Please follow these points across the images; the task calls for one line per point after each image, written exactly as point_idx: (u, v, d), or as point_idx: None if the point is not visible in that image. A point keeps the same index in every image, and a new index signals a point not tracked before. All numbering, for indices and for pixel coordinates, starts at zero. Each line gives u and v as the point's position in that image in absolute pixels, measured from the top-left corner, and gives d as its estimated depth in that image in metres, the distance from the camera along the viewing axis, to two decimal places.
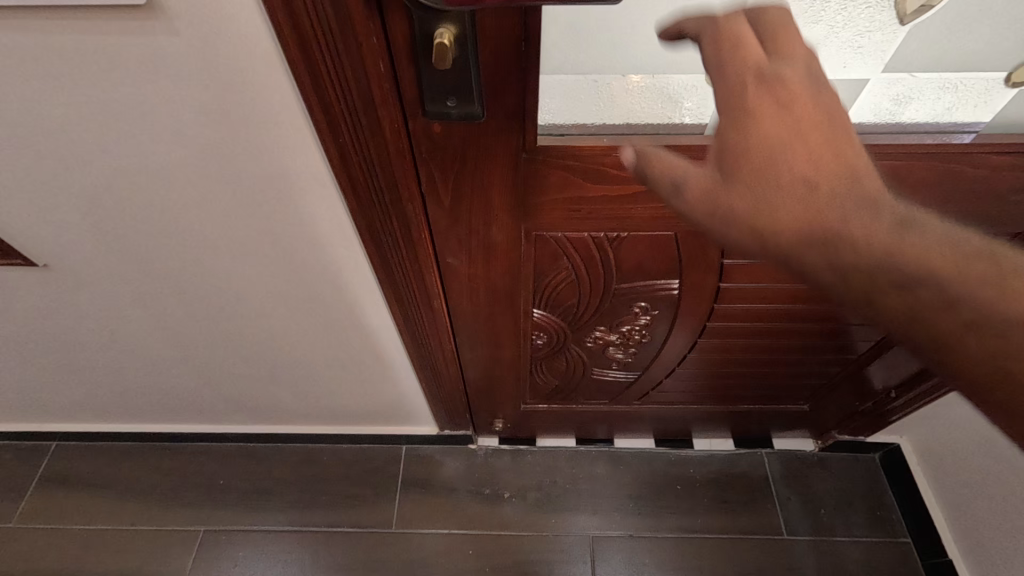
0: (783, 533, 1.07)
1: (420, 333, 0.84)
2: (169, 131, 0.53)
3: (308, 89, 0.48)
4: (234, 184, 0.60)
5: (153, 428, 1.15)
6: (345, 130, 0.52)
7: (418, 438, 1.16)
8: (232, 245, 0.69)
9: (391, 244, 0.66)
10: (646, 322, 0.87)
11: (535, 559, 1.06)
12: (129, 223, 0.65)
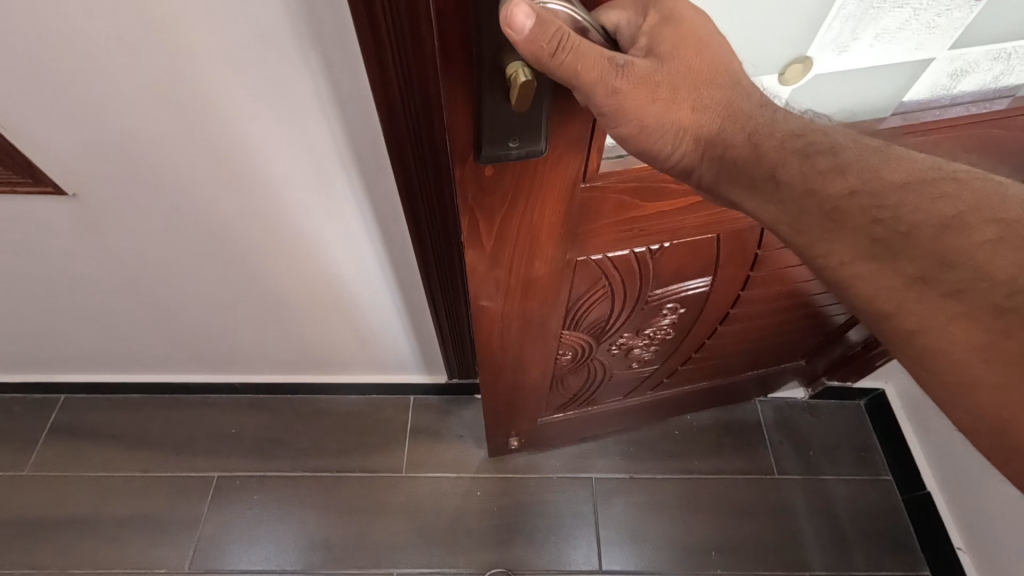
0: (774, 473, 1.13)
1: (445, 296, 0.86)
2: (234, 108, 0.54)
3: (373, 70, 0.49)
4: (286, 158, 0.61)
5: (160, 380, 1.16)
6: (400, 106, 0.52)
7: (425, 388, 1.19)
8: (272, 216, 0.70)
9: (427, 213, 0.67)
10: (671, 322, 0.85)
11: (541, 501, 1.10)
12: (171, 193, 0.66)
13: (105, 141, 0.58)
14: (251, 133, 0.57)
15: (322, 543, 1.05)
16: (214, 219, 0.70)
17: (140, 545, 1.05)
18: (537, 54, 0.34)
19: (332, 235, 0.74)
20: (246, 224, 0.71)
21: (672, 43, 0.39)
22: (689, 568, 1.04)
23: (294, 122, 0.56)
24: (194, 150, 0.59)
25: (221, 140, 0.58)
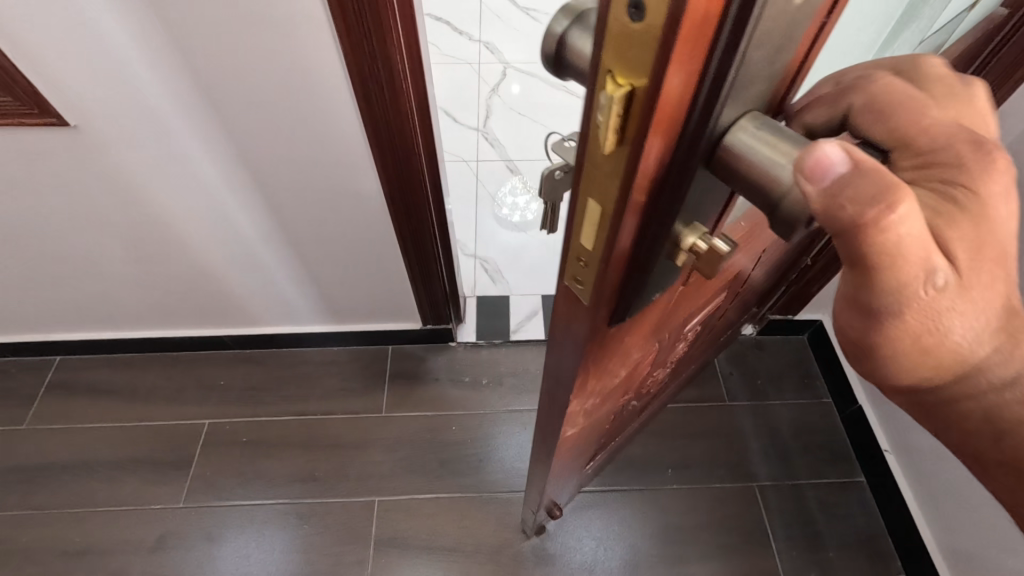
0: (725, 400, 1.23)
1: (415, 232, 0.97)
2: (213, 40, 0.65)
3: (334, 5, 0.60)
4: (259, 90, 0.71)
5: (151, 336, 1.24)
6: (359, 38, 0.63)
7: (403, 338, 1.28)
8: (251, 147, 0.80)
9: (391, 147, 0.79)
10: (695, 335, 0.79)
11: (511, 432, 1.19)
12: (158, 123, 0.75)
13: (101, 64, 0.67)
14: (223, 51, 0.66)
15: (308, 476, 1.13)
16: (199, 148, 0.80)
17: (136, 484, 1.12)
18: (828, 211, 0.27)
19: (304, 163, 0.83)
20: (228, 151, 0.80)
21: (965, 245, 0.31)
22: (647, 484, 1.13)
23: (263, 40, 0.65)
24: (179, 71, 0.69)
25: (202, 70, 0.68)
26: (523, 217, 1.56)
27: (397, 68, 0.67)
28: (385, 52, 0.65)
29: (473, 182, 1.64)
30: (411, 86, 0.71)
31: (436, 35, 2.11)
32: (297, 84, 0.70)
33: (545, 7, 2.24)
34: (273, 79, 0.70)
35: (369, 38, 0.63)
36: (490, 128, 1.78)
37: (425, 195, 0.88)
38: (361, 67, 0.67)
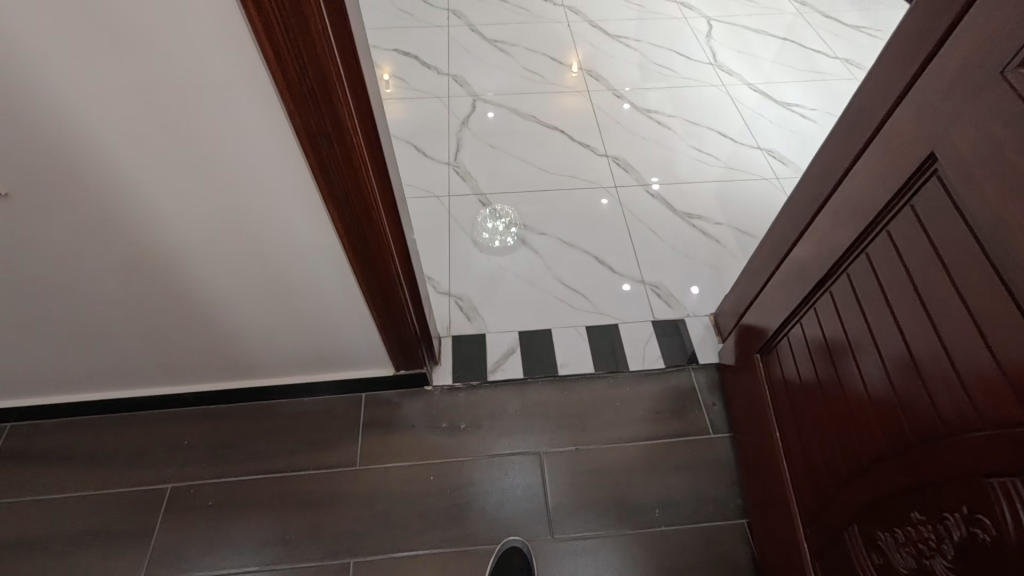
0: (709, 432, 1.21)
1: (381, 281, 0.94)
2: (142, 100, 0.62)
3: (270, 59, 0.57)
4: (198, 147, 0.68)
5: (107, 397, 1.18)
6: (298, 91, 0.60)
7: (375, 384, 1.24)
8: (197, 206, 0.77)
9: (348, 206, 0.77)
10: (935, 504, 0.65)
11: (489, 479, 1.15)
12: (94, 184, 0.72)
13: (28, 130, 0.63)
14: (159, 105, 0.62)
15: (280, 539, 1.07)
16: (148, 205, 0.76)
17: (92, 558, 1.05)
18: None
19: (258, 212, 0.79)
20: (178, 207, 0.76)
21: None
22: (636, 526, 1.09)
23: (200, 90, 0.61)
24: (113, 126, 0.64)
25: (136, 131, 0.65)
26: (504, 240, 1.55)
27: (346, 93, 0.63)
28: (336, 80, 0.60)
29: (445, 218, 1.61)
30: (360, 108, 0.67)
31: (403, 71, 2.11)
32: (244, 129, 0.66)
33: (512, 39, 2.26)
34: (217, 129, 0.65)
35: (312, 70, 0.58)
36: (461, 163, 1.76)
37: (386, 225, 0.84)
38: (310, 100, 0.61)
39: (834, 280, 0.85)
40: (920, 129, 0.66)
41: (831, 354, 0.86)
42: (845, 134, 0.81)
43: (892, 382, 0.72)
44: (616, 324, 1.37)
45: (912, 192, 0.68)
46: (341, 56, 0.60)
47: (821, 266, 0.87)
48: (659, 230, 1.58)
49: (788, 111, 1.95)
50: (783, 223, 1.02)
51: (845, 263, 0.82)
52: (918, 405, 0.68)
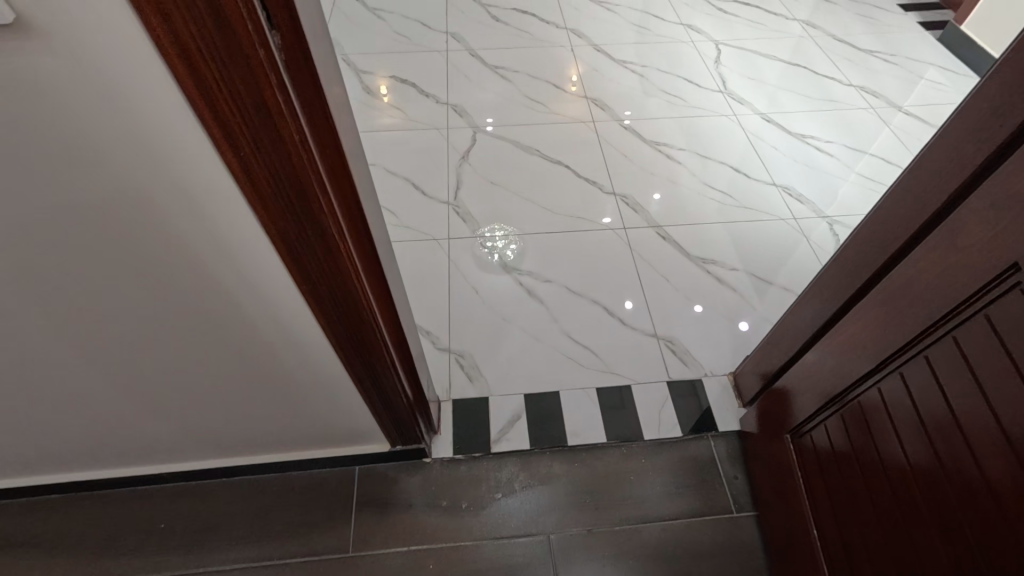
0: (732, 510, 1.12)
1: (375, 370, 0.85)
2: (86, 222, 0.51)
3: (241, 179, 0.47)
4: (158, 262, 0.58)
5: (75, 477, 1.08)
6: (279, 209, 0.51)
7: (369, 458, 1.14)
8: (160, 312, 0.67)
9: (337, 310, 0.68)
10: None
11: (494, 567, 1.05)
12: (37, 297, 0.61)
13: None
14: (110, 226, 0.52)
15: None
16: (105, 311, 0.66)
17: None
18: None
19: (241, 320, 0.69)
20: (146, 315, 0.67)
21: None
22: None
23: (159, 214, 0.51)
24: (58, 250, 0.54)
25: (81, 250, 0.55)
26: (504, 256, 1.53)
27: (335, 193, 0.54)
28: (325, 186, 0.51)
29: (444, 262, 1.52)
30: (353, 203, 0.59)
31: (400, 100, 2.02)
32: (219, 248, 0.57)
33: (513, 65, 2.17)
34: (186, 248, 0.56)
35: (296, 187, 0.49)
36: (461, 202, 1.67)
37: (383, 309, 0.76)
38: (296, 215, 0.52)
39: (881, 373, 0.78)
40: (1005, 236, 0.57)
41: (866, 418, 0.82)
42: (899, 217, 0.73)
43: (970, 510, 0.65)
44: (629, 386, 1.28)
45: (987, 301, 0.61)
46: (329, 156, 0.51)
47: (871, 358, 0.79)
48: (671, 277, 1.49)
49: (803, 143, 1.86)
50: (816, 288, 0.94)
51: (900, 361, 0.74)
52: (1006, 548, 0.60)
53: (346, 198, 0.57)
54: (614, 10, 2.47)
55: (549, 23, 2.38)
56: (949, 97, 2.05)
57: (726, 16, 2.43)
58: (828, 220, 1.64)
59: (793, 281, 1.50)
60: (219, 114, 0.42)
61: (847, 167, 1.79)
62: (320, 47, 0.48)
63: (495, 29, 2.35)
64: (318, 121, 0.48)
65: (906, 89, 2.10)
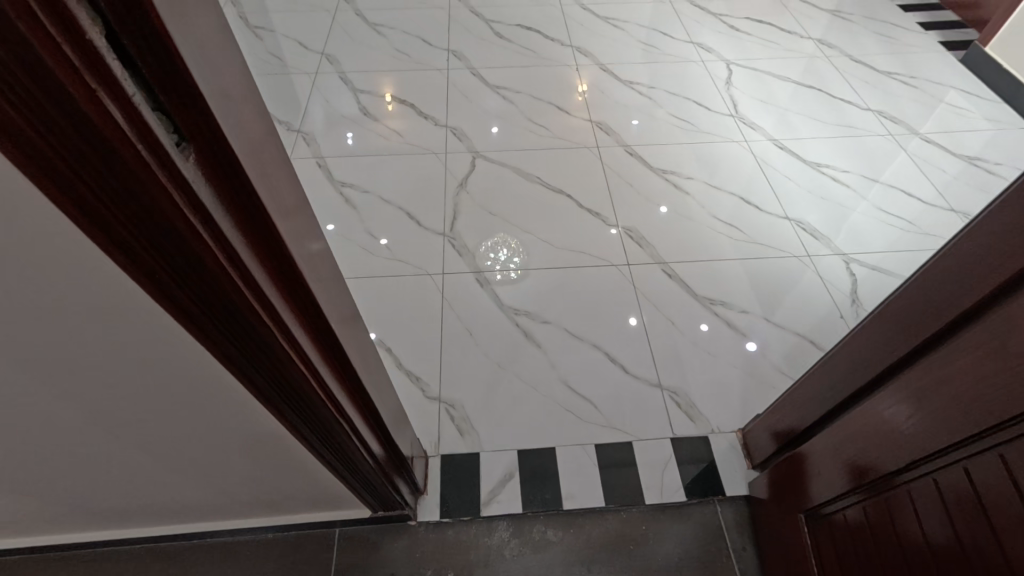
0: None
1: (348, 458, 0.76)
2: None
3: (157, 300, 0.39)
4: (81, 399, 0.50)
5: (35, 545, 1.01)
6: (209, 328, 0.42)
7: (350, 521, 1.07)
8: (93, 438, 0.58)
9: (294, 413, 0.59)
10: None
11: None
12: None
13: None
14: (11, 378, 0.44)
15: None
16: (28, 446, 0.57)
17: None
18: None
19: (190, 431, 0.61)
20: (80, 439, 0.58)
21: None
22: None
23: (69, 351, 0.42)
24: None
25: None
26: (506, 274, 1.50)
27: (281, 300, 0.46)
28: (262, 299, 0.42)
29: (438, 299, 1.45)
30: (309, 303, 0.50)
31: (398, 122, 1.96)
32: (152, 373, 0.48)
33: (515, 85, 2.10)
34: (112, 383, 0.48)
35: (221, 306, 0.40)
36: (457, 234, 1.60)
37: (352, 394, 0.67)
38: (230, 333, 0.43)
39: (912, 472, 0.69)
40: None
41: (889, 504, 0.74)
42: (942, 301, 0.64)
43: None
44: (630, 442, 1.20)
45: None
46: (269, 261, 0.43)
47: (900, 455, 0.70)
48: (677, 320, 1.41)
49: (818, 173, 1.77)
50: (847, 359, 0.85)
51: (933, 464, 0.65)
52: None
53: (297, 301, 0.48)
54: (622, 27, 2.39)
55: (554, 41, 2.30)
56: (973, 123, 1.95)
57: (738, 34, 2.34)
58: (845, 258, 1.54)
59: (807, 326, 1.41)
60: (116, 241, 0.33)
61: (864, 200, 1.70)
62: (260, 140, 0.39)
63: (498, 46, 2.28)
64: (252, 228, 0.39)
65: (926, 113, 2.00)
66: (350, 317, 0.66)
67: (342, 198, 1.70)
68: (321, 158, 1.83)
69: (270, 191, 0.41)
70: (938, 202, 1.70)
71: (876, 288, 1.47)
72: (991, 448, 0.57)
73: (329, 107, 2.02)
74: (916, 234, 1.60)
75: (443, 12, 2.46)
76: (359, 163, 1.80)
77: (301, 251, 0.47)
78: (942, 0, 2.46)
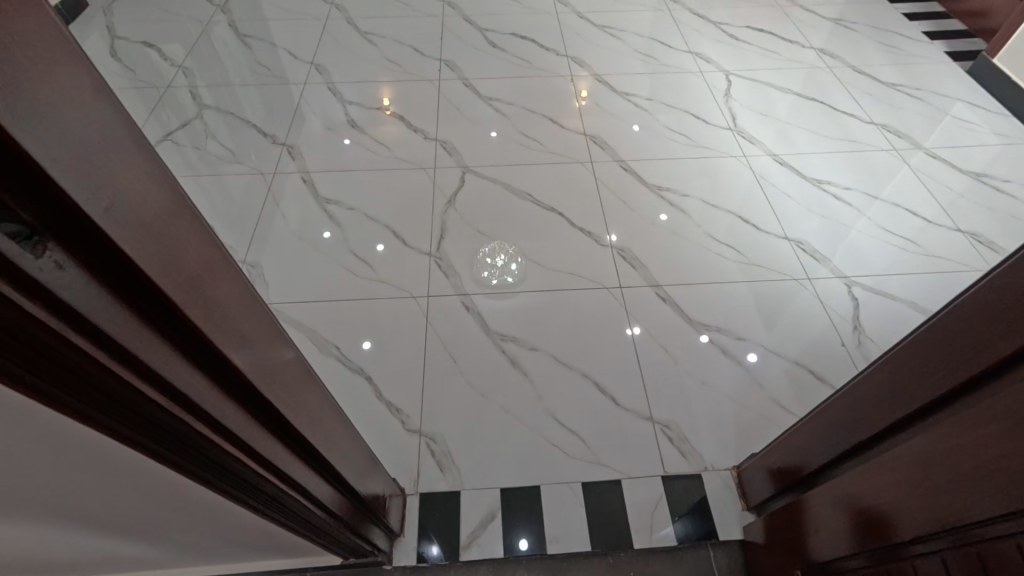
0: None
1: (304, 517, 0.70)
2: None
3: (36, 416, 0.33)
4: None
5: None
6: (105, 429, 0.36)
7: (320, 567, 1.01)
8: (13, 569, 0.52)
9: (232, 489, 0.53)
10: None
11: None
12: None
13: None
14: None
15: None
16: None
17: None
18: None
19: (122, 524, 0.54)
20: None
21: None
22: None
23: None
24: None
25: None
26: (503, 279, 1.49)
27: (195, 376, 0.40)
28: (163, 382, 0.37)
29: (422, 323, 1.39)
30: (236, 369, 0.44)
31: (387, 136, 1.91)
32: (58, 485, 0.41)
33: (508, 97, 2.05)
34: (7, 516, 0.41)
35: (114, 400, 0.34)
36: (444, 254, 1.55)
37: (304, 449, 0.62)
38: (142, 425, 0.38)
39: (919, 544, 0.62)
40: None
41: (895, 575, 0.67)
42: (950, 360, 0.58)
43: None
44: (618, 480, 1.14)
45: None
46: (169, 338, 0.37)
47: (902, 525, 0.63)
48: (670, 347, 1.35)
49: (820, 190, 1.71)
50: (849, 405, 0.79)
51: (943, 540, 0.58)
52: None
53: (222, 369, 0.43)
54: (619, 36, 2.34)
55: (549, 51, 2.25)
56: (981, 137, 1.89)
57: (738, 43, 2.29)
58: (847, 281, 1.48)
59: (806, 355, 1.34)
60: None
61: (867, 219, 1.64)
62: (150, 196, 0.34)
63: (492, 56, 2.23)
64: (149, 303, 0.34)
65: (932, 127, 1.94)
66: (295, 365, 0.61)
67: (327, 216, 1.65)
68: (307, 173, 1.79)
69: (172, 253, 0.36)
70: (944, 221, 1.64)
71: (880, 314, 1.41)
72: (1009, 535, 0.51)
73: (318, 120, 1.98)
74: (921, 255, 1.54)
75: (437, 21, 2.41)
76: (346, 179, 1.75)
77: (220, 313, 0.42)
78: (948, 9, 2.39)
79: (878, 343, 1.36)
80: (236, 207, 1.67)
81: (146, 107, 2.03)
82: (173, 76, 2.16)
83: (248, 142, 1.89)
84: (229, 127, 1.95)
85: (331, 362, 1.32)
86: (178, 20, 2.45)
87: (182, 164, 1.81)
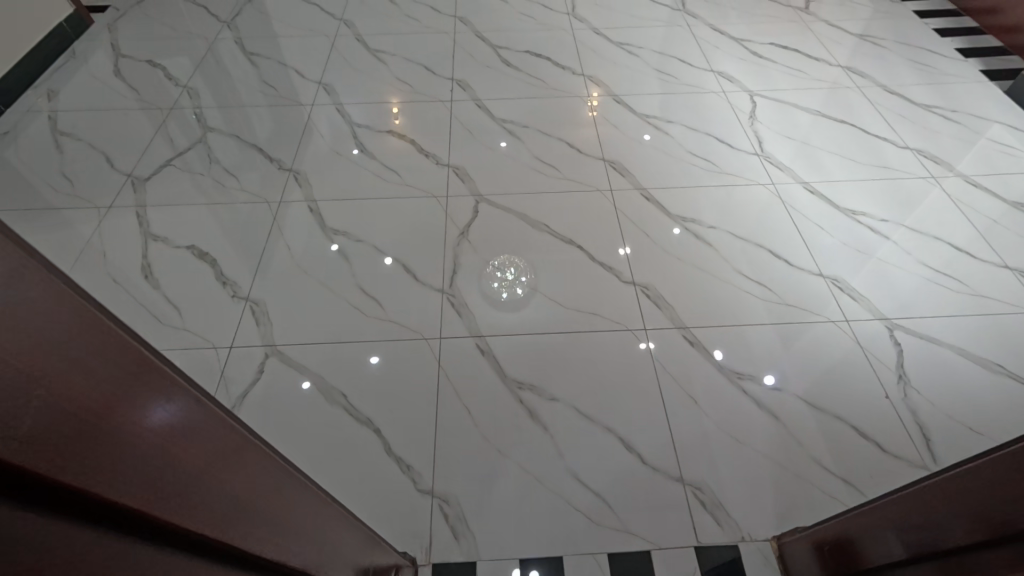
0: None
1: None
2: None
3: None
4: None
5: None
6: None
7: None
8: None
9: None
10: None
11: None
12: None
13: None
14: None
15: None
16: None
17: None
18: None
19: None
20: None
21: None
22: None
23: None
24: None
25: None
26: (512, 292, 1.46)
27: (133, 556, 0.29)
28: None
29: (434, 368, 1.31)
30: (184, 509, 0.34)
31: (397, 161, 1.83)
32: None
33: (523, 119, 1.97)
34: None
35: None
36: (457, 290, 1.46)
37: (301, 560, 0.54)
38: None
39: None
40: None
41: None
42: None
43: None
44: (647, 552, 1.06)
45: None
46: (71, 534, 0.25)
47: None
48: (699, 398, 1.26)
49: (853, 221, 1.62)
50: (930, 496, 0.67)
51: None
52: None
53: (183, 530, 0.33)
54: (637, 53, 2.25)
55: (564, 69, 2.17)
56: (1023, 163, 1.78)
57: (761, 61, 2.20)
58: (888, 323, 1.39)
59: (848, 409, 1.24)
60: None
61: (906, 254, 1.54)
62: (11, 345, 0.24)
63: (505, 75, 2.15)
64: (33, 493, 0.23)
65: (970, 151, 1.83)
66: (278, 468, 0.52)
67: (334, 248, 1.57)
68: (314, 201, 1.71)
69: (67, 420, 0.26)
70: (990, 256, 1.54)
71: (924, 362, 1.32)
72: None
73: (325, 142, 1.90)
74: (965, 295, 1.44)
75: (448, 38, 2.34)
76: (354, 208, 1.68)
77: (160, 466, 0.32)
78: (981, 24, 2.29)
79: (924, 395, 1.26)
80: (240, 239, 1.61)
81: (150, 130, 1.97)
82: (176, 96, 2.10)
83: (253, 167, 1.82)
84: (234, 152, 1.88)
85: (338, 411, 1.24)
86: (184, 38, 2.39)
87: (187, 192, 1.75)
